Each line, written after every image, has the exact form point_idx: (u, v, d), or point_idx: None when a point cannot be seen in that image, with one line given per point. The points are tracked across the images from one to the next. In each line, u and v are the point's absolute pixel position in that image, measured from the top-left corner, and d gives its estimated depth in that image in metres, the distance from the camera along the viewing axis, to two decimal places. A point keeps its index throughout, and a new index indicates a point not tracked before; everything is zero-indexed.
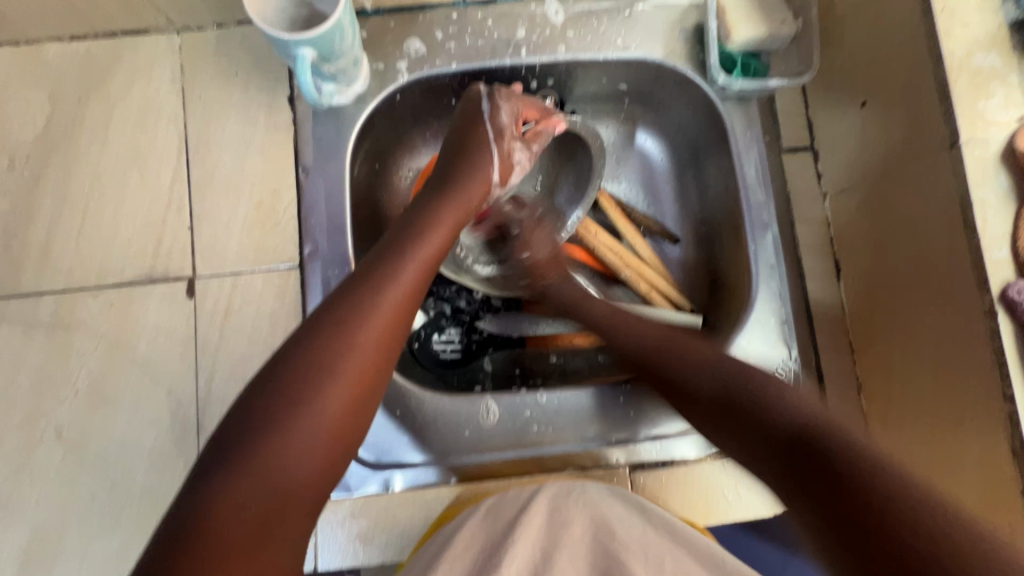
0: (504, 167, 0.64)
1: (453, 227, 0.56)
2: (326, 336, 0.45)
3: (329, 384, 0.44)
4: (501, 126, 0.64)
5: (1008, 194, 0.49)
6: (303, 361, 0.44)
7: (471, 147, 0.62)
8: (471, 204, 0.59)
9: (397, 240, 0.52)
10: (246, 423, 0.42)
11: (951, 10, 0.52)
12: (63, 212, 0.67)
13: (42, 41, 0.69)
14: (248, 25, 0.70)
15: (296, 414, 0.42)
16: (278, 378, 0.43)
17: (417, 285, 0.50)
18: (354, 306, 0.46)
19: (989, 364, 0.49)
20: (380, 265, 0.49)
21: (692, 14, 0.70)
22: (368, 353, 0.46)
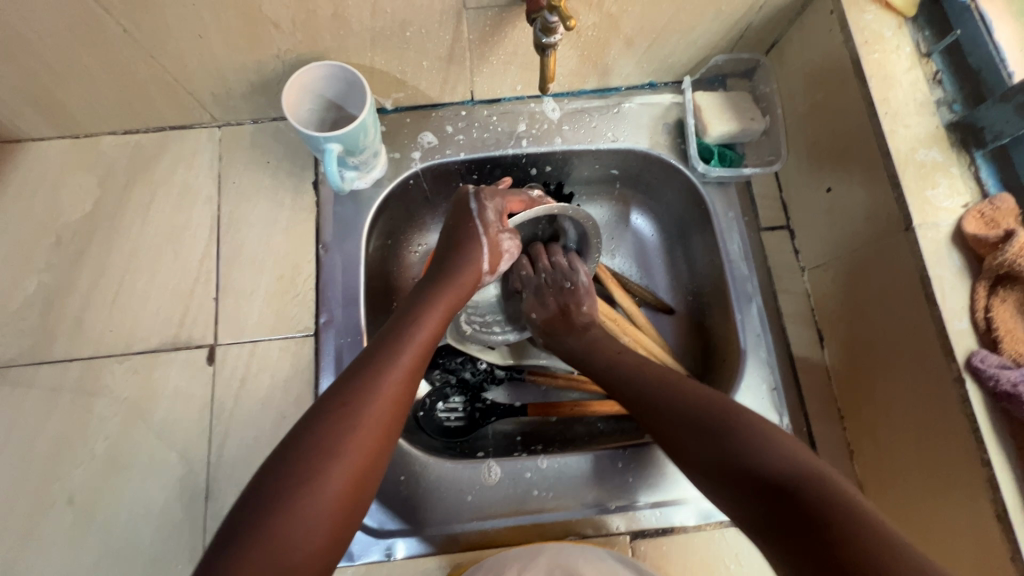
0: (494, 256, 0.68)
1: (444, 313, 0.61)
2: (330, 420, 0.48)
3: (336, 457, 0.47)
4: (487, 221, 0.68)
5: (961, 271, 0.55)
6: (310, 443, 0.47)
7: (463, 241, 0.67)
8: (463, 293, 0.65)
9: (397, 328, 0.57)
10: (261, 496, 0.44)
11: (894, 113, 0.61)
12: (100, 284, 0.73)
13: (98, 135, 0.78)
14: (280, 121, 0.79)
15: (303, 494, 0.44)
16: (287, 456, 0.46)
17: (415, 369, 0.55)
18: (358, 392, 0.50)
19: (964, 429, 0.52)
20: (382, 351, 0.54)
21: (674, 110, 0.79)
22: (373, 430, 0.49)
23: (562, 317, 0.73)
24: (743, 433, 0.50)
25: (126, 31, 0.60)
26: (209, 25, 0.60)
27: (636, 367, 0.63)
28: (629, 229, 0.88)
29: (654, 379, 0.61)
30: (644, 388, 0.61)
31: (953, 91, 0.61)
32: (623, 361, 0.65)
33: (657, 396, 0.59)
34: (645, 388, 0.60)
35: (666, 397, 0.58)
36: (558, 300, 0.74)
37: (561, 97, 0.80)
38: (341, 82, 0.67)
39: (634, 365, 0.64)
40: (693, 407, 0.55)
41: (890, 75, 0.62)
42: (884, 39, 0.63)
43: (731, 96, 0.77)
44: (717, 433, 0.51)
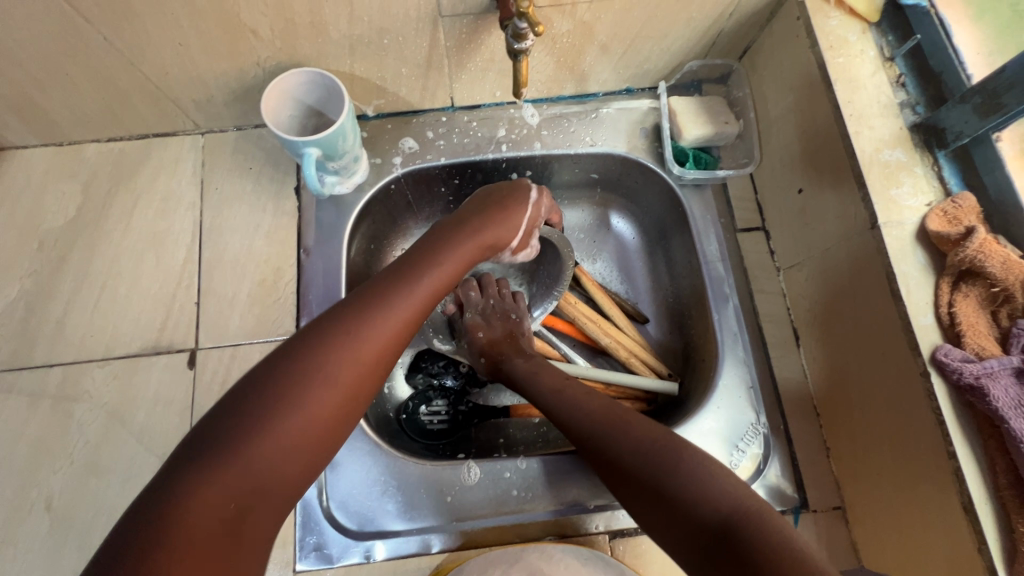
0: (524, 235, 0.70)
1: (465, 259, 0.62)
2: (332, 336, 0.49)
3: (310, 400, 0.46)
4: (539, 201, 0.71)
5: (925, 268, 0.56)
6: (311, 352, 0.47)
7: (488, 209, 0.67)
8: (487, 245, 0.65)
9: (395, 272, 0.56)
10: (236, 422, 0.43)
11: (859, 115, 0.62)
12: (82, 289, 0.73)
13: (82, 143, 0.79)
14: (263, 128, 0.80)
15: (293, 401, 0.45)
16: (265, 387, 0.45)
17: (414, 318, 0.54)
18: (364, 315, 0.51)
19: (931, 422, 0.53)
20: (393, 286, 0.54)
21: (651, 115, 0.80)
22: (351, 378, 0.48)
23: (509, 339, 0.71)
24: (682, 484, 0.48)
25: (107, 39, 0.61)
26: (189, 33, 0.62)
27: (595, 400, 0.59)
28: (611, 233, 0.89)
29: (603, 425, 0.56)
30: (591, 424, 0.57)
31: (916, 94, 0.63)
32: (568, 389, 0.62)
33: (610, 437, 0.55)
34: (598, 429, 0.56)
35: (618, 434, 0.54)
36: (505, 326, 0.72)
37: (540, 103, 0.81)
38: (320, 89, 0.69)
39: (586, 397, 0.60)
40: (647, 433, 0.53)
41: (855, 78, 0.64)
42: (849, 44, 0.65)
43: (706, 101, 0.79)
44: (665, 478, 0.49)
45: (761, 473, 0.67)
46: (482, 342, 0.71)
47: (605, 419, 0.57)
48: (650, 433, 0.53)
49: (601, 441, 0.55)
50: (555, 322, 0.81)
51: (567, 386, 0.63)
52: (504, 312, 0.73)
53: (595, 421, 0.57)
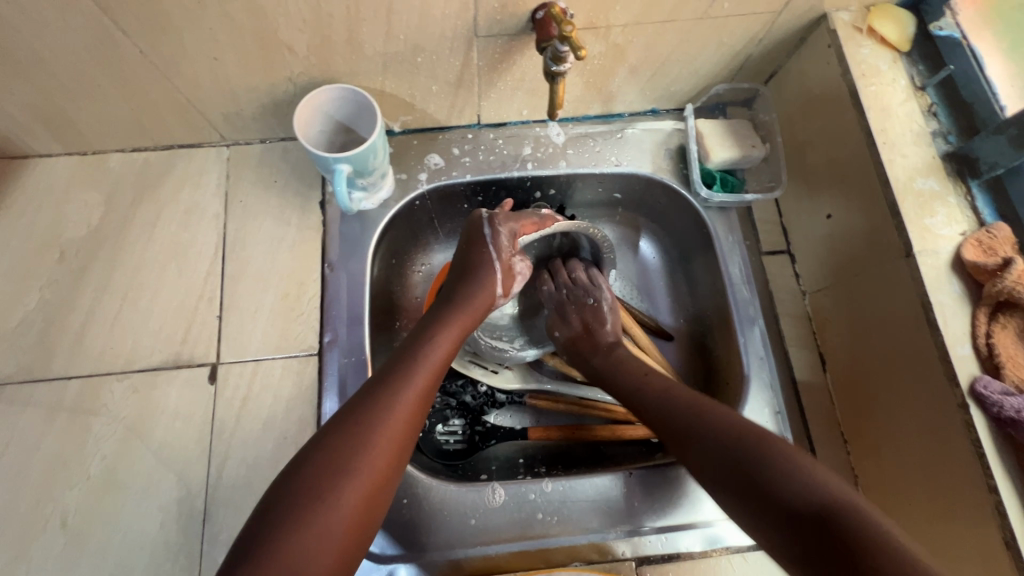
0: (506, 279, 0.69)
1: (458, 333, 0.63)
2: (342, 440, 0.50)
3: (346, 481, 0.48)
4: (501, 244, 0.69)
5: (961, 297, 0.56)
6: (324, 460, 0.49)
7: (474, 266, 0.68)
8: (478, 312, 0.66)
9: (406, 351, 0.59)
10: (275, 513, 0.46)
11: (891, 144, 0.63)
12: (103, 300, 0.73)
13: (106, 153, 0.79)
14: (289, 141, 0.80)
15: (318, 508, 0.46)
16: (300, 478, 0.48)
17: (427, 389, 0.57)
18: (371, 412, 0.52)
19: (969, 455, 0.53)
20: (393, 375, 0.56)
21: (676, 136, 0.80)
22: (383, 452, 0.51)
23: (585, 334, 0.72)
24: (788, 465, 0.49)
25: (143, 52, 0.61)
26: (225, 48, 0.62)
27: (680, 390, 0.61)
28: (634, 253, 0.88)
29: (690, 404, 0.58)
30: (683, 403, 0.59)
31: (947, 123, 0.64)
32: (649, 384, 0.63)
33: (696, 419, 0.56)
34: (681, 401, 0.59)
35: (709, 416, 0.56)
36: (582, 317, 0.73)
37: (566, 122, 0.82)
38: (351, 104, 0.69)
39: (670, 384, 0.62)
40: (724, 436, 0.53)
41: (886, 107, 0.64)
42: (880, 72, 0.66)
43: (732, 124, 0.79)
44: (753, 450, 0.51)
45: None
46: (562, 340, 0.74)
47: (687, 398, 0.59)
48: (735, 422, 0.54)
49: (688, 426, 0.56)
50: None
51: (647, 382, 0.64)
52: (578, 299, 0.74)
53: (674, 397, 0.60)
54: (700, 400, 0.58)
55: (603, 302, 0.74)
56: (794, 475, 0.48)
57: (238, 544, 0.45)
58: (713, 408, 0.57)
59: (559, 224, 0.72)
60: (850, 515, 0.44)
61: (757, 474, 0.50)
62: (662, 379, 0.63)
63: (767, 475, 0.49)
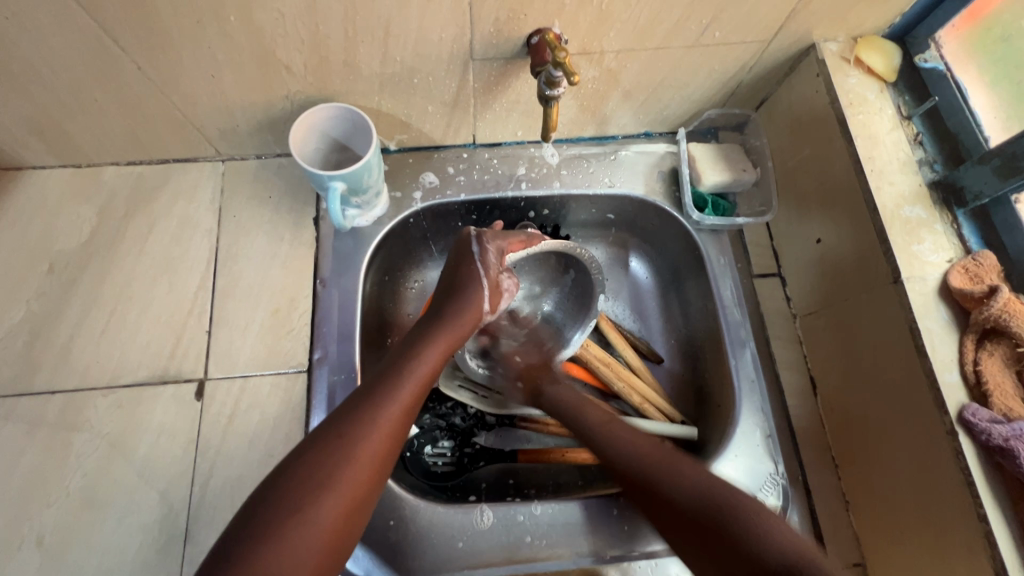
0: (494, 296, 0.69)
1: (444, 349, 0.62)
2: (322, 453, 0.50)
3: (325, 496, 0.48)
4: (489, 262, 0.69)
5: (949, 324, 0.57)
6: (304, 473, 0.48)
7: (463, 281, 0.68)
8: (465, 328, 0.65)
9: (392, 364, 0.59)
10: (251, 527, 0.45)
11: (879, 171, 0.64)
12: (91, 314, 0.72)
13: (100, 166, 0.79)
14: (285, 157, 0.80)
15: (295, 522, 0.46)
16: (278, 490, 0.47)
17: (411, 404, 0.56)
18: (353, 425, 0.52)
19: (959, 483, 0.53)
20: (377, 390, 0.55)
21: (668, 159, 0.82)
22: (364, 467, 0.50)
23: (542, 367, 0.75)
24: (761, 525, 0.49)
25: (140, 68, 0.62)
26: (223, 66, 0.62)
27: (643, 441, 0.61)
28: (626, 273, 0.89)
29: (651, 459, 0.58)
30: (639, 465, 0.59)
31: (933, 152, 0.65)
32: (612, 429, 0.64)
33: (657, 474, 0.56)
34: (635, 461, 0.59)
35: (665, 475, 0.56)
36: (541, 354, 0.77)
37: (560, 143, 0.83)
38: (347, 123, 0.69)
39: (632, 438, 0.62)
40: (693, 492, 0.54)
41: (874, 135, 0.65)
42: (867, 102, 0.67)
43: (723, 148, 0.80)
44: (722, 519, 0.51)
45: None
46: (518, 365, 0.76)
47: (654, 453, 0.59)
48: (697, 475, 0.55)
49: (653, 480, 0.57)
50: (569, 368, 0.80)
51: (610, 428, 0.64)
52: (539, 341, 0.79)
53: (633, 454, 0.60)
54: (661, 453, 0.59)
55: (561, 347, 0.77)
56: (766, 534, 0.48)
57: (211, 558, 0.44)
58: (677, 466, 0.57)
59: (547, 242, 0.70)
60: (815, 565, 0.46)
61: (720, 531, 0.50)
62: (614, 428, 0.64)
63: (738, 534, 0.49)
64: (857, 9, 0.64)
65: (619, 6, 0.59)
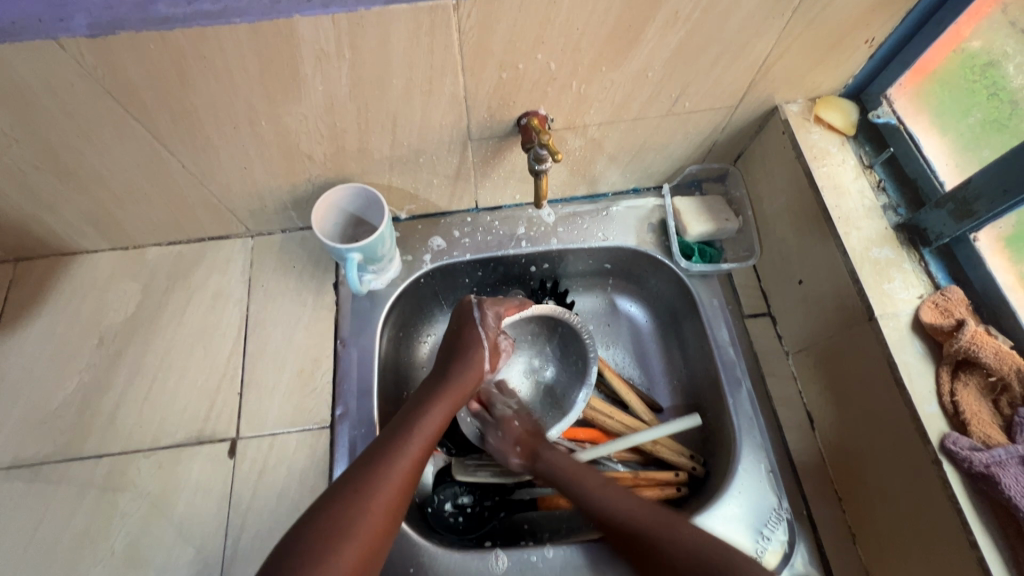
0: (493, 355, 0.76)
1: (450, 406, 0.68)
2: (343, 505, 0.55)
3: (344, 546, 0.52)
4: (488, 325, 0.76)
5: (925, 357, 0.60)
6: (327, 522, 0.53)
7: (466, 341, 0.74)
8: (467, 386, 0.71)
9: (403, 421, 0.64)
10: (277, 575, 0.50)
11: (847, 217, 0.69)
12: (135, 381, 0.79)
13: (145, 247, 0.88)
14: (307, 230, 0.89)
15: (316, 570, 0.50)
16: (302, 540, 0.52)
17: (420, 458, 0.62)
18: (369, 479, 0.57)
19: (949, 510, 0.55)
20: (390, 445, 0.61)
21: (656, 212, 0.88)
22: (378, 519, 0.55)
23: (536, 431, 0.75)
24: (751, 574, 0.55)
25: (184, 166, 0.71)
26: (255, 159, 0.71)
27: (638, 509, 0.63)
28: (625, 318, 0.94)
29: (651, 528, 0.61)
30: (642, 528, 0.61)
31: (896, 197, 0.70)
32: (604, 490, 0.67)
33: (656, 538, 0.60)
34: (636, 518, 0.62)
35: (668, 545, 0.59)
36: (530, 417, 0.77)
37: (555, 203, 0.90)
38: (362, 200, 0.78)
39: (630, 503, 0.64)
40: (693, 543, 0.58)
41: (839, 184, 0.71)
42: (831, 154, 0.73)
43: (705, 200, 0.87)
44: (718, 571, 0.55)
45: (788, 561, 0.66)
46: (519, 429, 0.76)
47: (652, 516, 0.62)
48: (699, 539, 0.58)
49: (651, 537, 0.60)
50: (576, 433, 0.82)
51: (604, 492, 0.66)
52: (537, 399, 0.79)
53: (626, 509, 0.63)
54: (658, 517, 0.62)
55: (577, 391, 0.78)
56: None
57: None
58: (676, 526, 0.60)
59: (537, 308, 0.80)
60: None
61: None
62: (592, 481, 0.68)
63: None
64: (812, 75, 0.71)
65: (596, 89, 0.68)
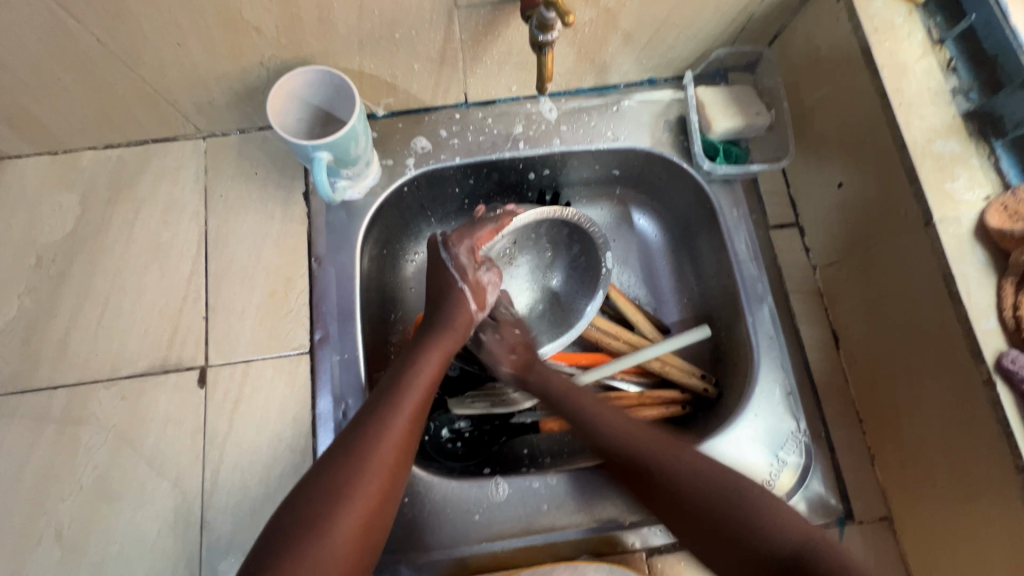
0: (478, 295, 0.67)
1: (442, 355, 0.61)
2: (336, 469, 0.49)
3: (340, 514, 0.47)
4: (463, 265, 0.67)
5: (986, 267, 0.53)
6: (324, 487, 0.48)
7: (445, 287, 0.67)
8: (458, 333, 0.64)
9: (393, 377, 0.58)
10: (272, 549, 0.45)
11: (909, 104, 0.58)
12: (84, 306, 0.70)
13: (78, 151, 0.75)
14: (268, 130, 0.76)
15: (314, 540, 0.45)
16: (294, 512, 0.47)
17: (418, 413, 0.55)
18: (360, 440, 0.51)
19: (996, 434, 0.50)
20: (380, 403, 0.54)
21: (675, 107, 0.76)
22: (376, 479, 0.49)
23: (526, 346, 0.70)
24: (767, 510, 0.50)
25: (100, 40, 0.57)
26: (188, 32, 0.57)
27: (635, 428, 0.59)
28: (633, 231, 0.85)
29: (655, 450, 0.56)
30: (642, 454, 0.57)
31: (968, 79, 0.59)
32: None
33: (662, 463, 0.55)
34: (643, 451, 0.57)
35: (670, 471, 0.54)
36: (583, 308, 0.72)
37: (558, 96, 0.77)
38: (328, 88, 0.65)
39: (626, 427, 0.60)
40: (698, 478, 0.53)
41: (901, 64, 0.59)
42: (894, 27, 0.61)
43: (734, 90, 0.74)
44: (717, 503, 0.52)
45: (804, 483, 0.63)
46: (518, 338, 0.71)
47: (653, 442, 0.57)
48: (698, 478, 0.53)
49: (652, 465, 0.56)
50: (578, 359, 0.76)
51: (601, 412, 0.62)
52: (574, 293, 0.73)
53: (637, 444, 0.58)
54: (658, 440, 0.58)
55: (601, 290, 0.72)
56: (769, 522, 0.50)
57: None
58: (676, 458, 0.55)
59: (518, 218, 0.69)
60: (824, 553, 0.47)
61: (723, 518, 0.51)
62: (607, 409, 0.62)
63: (744, 523, 0.50)
64: None
65: None
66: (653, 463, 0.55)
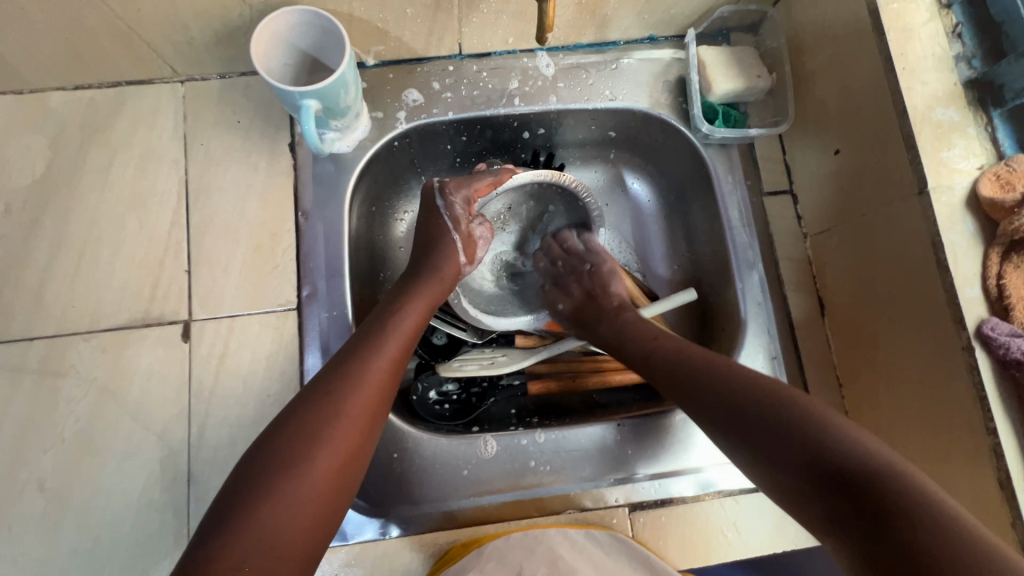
0: (468, 248, 0.67)
1: (427, 304, 0.60)
2: (315, 407, 0.49)
3: (319, 450, 0.47)
4: (457, 215, 0.66)
5: (974, 236, 0.53)
6: (301, 423, 0.48)
7: (435, 237, 0.65)
8: (444, 283, 0.63)
9: (376, 321, 0.57)
10: (248, 480, 0.45)
11: (912, 69, 0.57)
12: (59, 256, 0.67)
13: (45, 91, 0.70)
14: (251, 76, 0.72)
15: (293, 474, 0.45)
16: (271, 446, 0.47)
17: (399, 358, 0.55)
18: (341, 379, 0.50)
19: (971, 398, 0.52)
20: (362, 345, 0.54)
21: (674, 68, 0.74)
22: (355, 420, 0.49)
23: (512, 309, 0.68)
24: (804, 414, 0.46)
25: None
26: None
27: (684, 349, 0.58)
28: (627, 195, 0.84)
29: (700, 356, 0.56)
30: (690, 366, 0.56)
31: (972, 45, 0.58)
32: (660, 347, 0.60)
33: (705, 369, 0.54)
34: (675, 351, 0.58)
35: (723, 365, 0.54)
36: (583, 286, 0.73)
37: (555, 51, 0.74)
38: (316, 31, 0.61)
39: (683, 349, 0.58)
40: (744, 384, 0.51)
41: (908, 27, 0.58)
42: None
43: (736, 51, 0.72)
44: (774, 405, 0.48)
45: None
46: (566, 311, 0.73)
47: (698, 352, 0.57)
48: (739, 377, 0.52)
49: (697, 364, 0.55)
50: None
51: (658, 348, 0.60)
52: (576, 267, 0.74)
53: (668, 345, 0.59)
54: (681, 340, 0.59)
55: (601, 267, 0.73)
56: (828, 433, 0.44)
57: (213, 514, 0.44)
58: (720, 361, 0.54)
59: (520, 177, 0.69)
60: (890, 478, 0.40)
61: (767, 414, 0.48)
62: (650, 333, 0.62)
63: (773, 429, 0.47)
64: None
65: None
66: (673, 353, 0.58)
